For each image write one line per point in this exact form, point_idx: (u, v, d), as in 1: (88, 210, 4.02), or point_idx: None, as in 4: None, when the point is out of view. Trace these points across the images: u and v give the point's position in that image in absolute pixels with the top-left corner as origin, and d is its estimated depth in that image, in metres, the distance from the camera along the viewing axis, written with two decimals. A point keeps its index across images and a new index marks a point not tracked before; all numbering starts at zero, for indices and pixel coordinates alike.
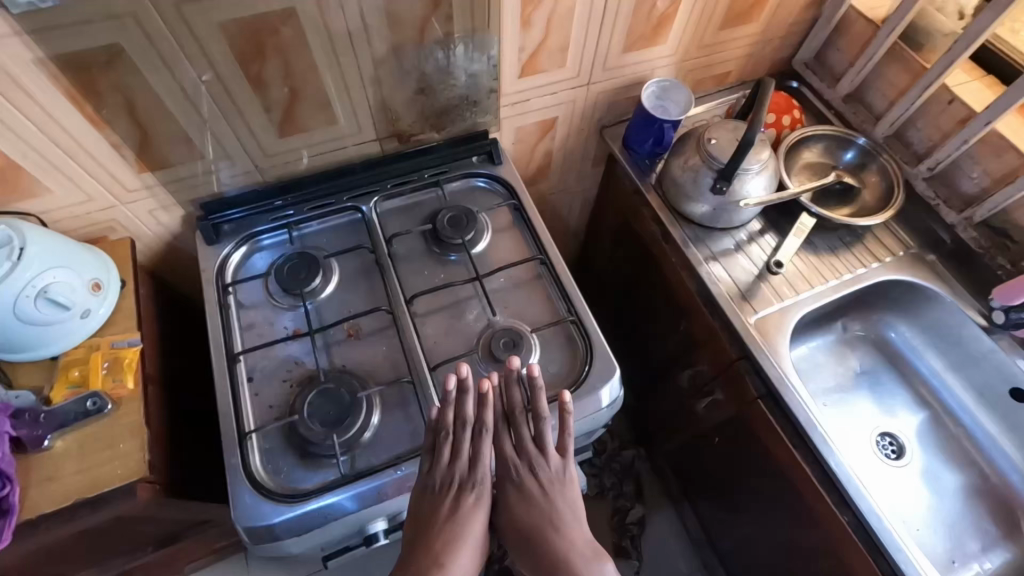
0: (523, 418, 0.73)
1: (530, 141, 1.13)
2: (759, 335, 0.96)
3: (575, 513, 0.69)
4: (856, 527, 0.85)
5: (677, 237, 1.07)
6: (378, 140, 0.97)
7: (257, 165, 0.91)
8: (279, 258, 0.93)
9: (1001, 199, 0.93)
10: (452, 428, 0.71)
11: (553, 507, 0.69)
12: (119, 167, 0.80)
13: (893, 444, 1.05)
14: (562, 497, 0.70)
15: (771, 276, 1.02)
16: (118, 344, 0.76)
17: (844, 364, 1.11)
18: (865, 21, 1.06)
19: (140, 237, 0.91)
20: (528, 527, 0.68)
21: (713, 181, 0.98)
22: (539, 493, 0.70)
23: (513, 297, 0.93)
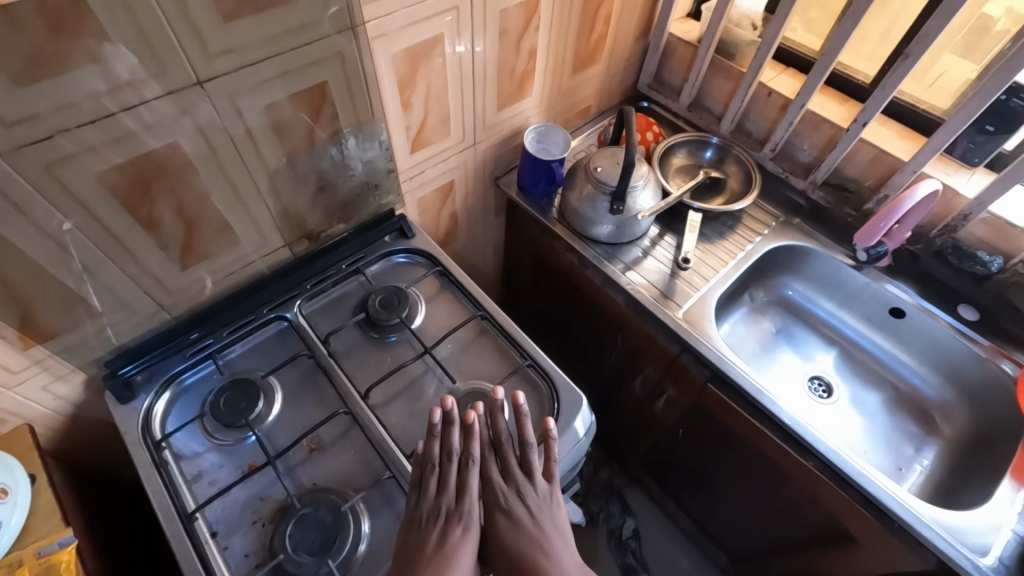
0: (509, 444, 0.76)
1: (434, 208, 1.16)
2: (690, 326, 1.05)
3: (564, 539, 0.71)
4: (822, 468, 0.94)
5: (592, 259, 1.15)
6: (286, 245, 0.95)
7: (161, 305, 0.84)
8: (211, 394, 0.86)
9: (831, 162, 1.12)
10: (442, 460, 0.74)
11: (541, 532, 0.70)
12: (0, 351, 0.71)
13: (822, 384, 1.19)
14: (549, 520, 0.71)
15: (682, 272, 1.13)
16: (45, 549, 0.66)
17: (762, 328, 1.25)
18: (684, 44, 1.24)
19: (36, 419, 0.80)
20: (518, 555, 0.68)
21: (609, 204, 1.08)
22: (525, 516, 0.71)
23: (466, 359, 0.94)
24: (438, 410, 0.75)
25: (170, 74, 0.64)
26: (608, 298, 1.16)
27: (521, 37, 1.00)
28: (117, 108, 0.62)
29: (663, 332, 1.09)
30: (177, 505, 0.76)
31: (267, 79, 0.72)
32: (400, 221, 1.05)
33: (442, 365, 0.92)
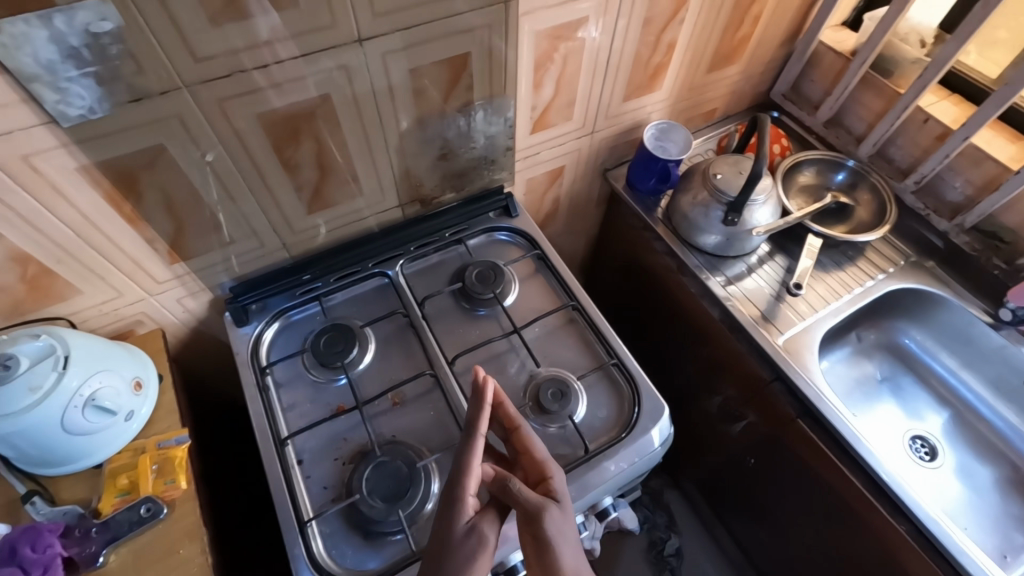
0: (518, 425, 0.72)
1: (540, 190, 1.16)
2: (789, 355, 0.99)
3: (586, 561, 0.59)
4: (915, 534, 0.86)
5: (692, 267, 1.11)
6: (400, 205, 0.98)
7: (283, 243, 0.91)
8: (313, 333, 0.92)
9: (988, 205, 1.00)
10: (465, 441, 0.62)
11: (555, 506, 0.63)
12: (151, 261, 0.79)
13: (925, 446, 1.08)
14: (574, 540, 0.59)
15: (788, 297, 1.06)
16: (165, 443, 0.74)
17: (866, 372, 1.16)
18: (835, 54, 1.14)
19: (167, 326, 0.89)
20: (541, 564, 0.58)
21: (724, 213, 1.03)
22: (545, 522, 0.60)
23: (551, 345, 0.94)
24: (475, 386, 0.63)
25: (307, 34, 0.67)
26: (702, 310, 1.11)
27: (664, 29, 0.96)
28: (248, 67, 0.66)
29: (756, 356, 1.03)
30: (272, 428, 0.82)
31: (418, 44, 0.75)
32: (508, 199, 1.06)
33: (527, 347, 0.92)
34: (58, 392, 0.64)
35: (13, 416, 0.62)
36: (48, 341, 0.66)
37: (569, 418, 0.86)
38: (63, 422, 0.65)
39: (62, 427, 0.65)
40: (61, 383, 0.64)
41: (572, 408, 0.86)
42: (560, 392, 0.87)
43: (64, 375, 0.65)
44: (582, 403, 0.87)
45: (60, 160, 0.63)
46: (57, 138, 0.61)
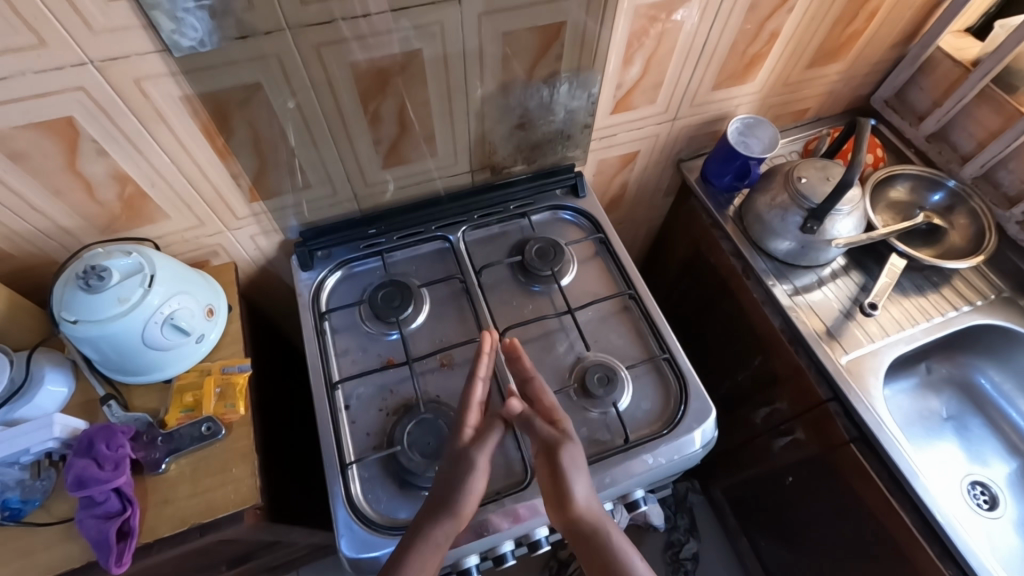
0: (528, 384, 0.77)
1: (610, 173, 1.14)
2: (851, 376, 0.94)
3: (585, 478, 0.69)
4: None
5: (758, 271, 1.07)
6: (470, 171, 0.98)
7: (356, 195, 0.93)
8: (372, 286, 0.94)
9: None
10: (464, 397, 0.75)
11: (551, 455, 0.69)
12: (233, 196, 0.83)
13: (985, 493, 1.01)
14: (565, 453, 0.68)
15: (858, 316, 1.01)
16: (228, 369, 0.78)
17: (929, 407, 1.09)
18: (952, 62, 1.04)
19: (239, 260, 0.94)
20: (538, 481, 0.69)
21: (802, 220, 0.98)
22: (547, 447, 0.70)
23: (603, 330, 0.93)
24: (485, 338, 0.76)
25: None
26: (762, 318, 1.07)
27: (769, 17, 0.91)
28: (340, 15, 0.66)
29: (813, 374, 0.99)
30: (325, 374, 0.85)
31: (514, 7, 0.74)
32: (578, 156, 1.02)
33: (579, 329, 0.92)
34: (141, 307, 0.68)
35: (101, 322, 0.67)
36: (137, 259, 0.71)
37: (612, 406, 0.85)
38: (143, 336, 0.70)
39: (142, 340, 0.70)
40: (145, 299, 0.69)
41: (617, 395, 0.85)
42: (606, 378, 0.86)
43: (148, 293, 0.69)
44: (627, 394, 0.86)
45: (166, 89, 0.66)
46: (167, 67, 0.64)
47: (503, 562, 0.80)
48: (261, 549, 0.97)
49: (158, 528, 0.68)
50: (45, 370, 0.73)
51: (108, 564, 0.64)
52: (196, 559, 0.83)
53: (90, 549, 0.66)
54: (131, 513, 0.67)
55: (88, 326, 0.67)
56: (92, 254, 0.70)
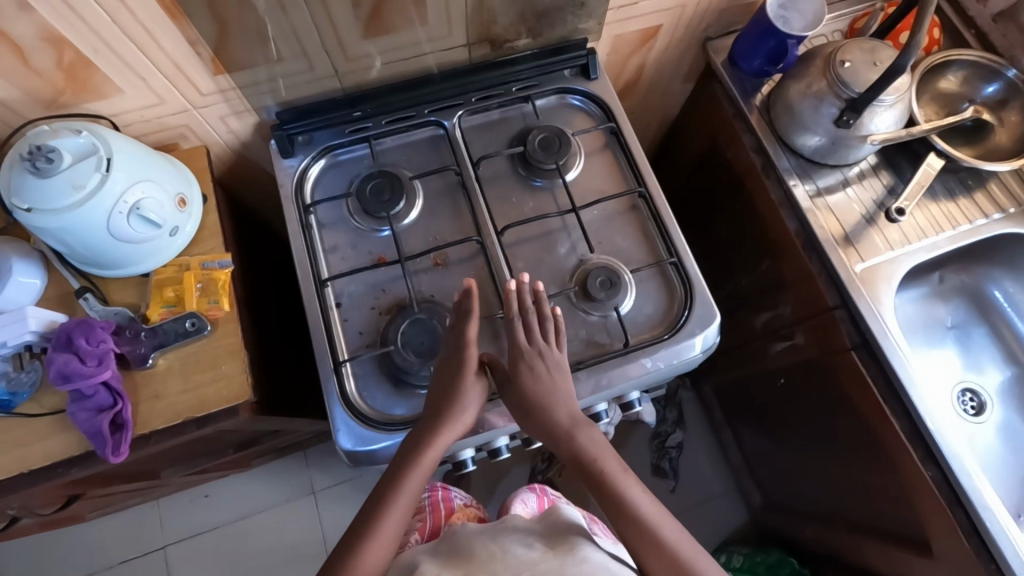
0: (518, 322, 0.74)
1: (627, 52, 1.00)
2: (864, 284, 0.91)
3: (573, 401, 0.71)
4: (940, 481, 0.84)
5: (780, 170, 0.98)
6: (467, 45, 0.86)
7: (336, 71, 0.81)
8: (360, 177, 0.86)
9: None
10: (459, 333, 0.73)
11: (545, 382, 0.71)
12: (193, 68, 0.72)
13: (973, 399, 1.03)
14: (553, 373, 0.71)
15: (880, 222, 0.95)
16: (209, 264, 0.73)
17: (936, 316, 1.06)
18: None
19: (212, 145, 0.85)
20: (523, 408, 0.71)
21: (838, 112, 0.87)
22: (530, 366, 0.72)
23: (608, 231, 0.87)
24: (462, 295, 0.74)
25: None
26: (777, 221, 1.01)
27: None
28: None
29: (824, 282, 0.94)
30: (314, 271, 0.81)
31: None
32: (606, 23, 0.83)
33: (582, 230, 0.86)
34: (101, 195, 0.62)
35: (60, 212, 0.61)
36: (89, 140, 0.63)
37: (613, 310, 0.82)
38: (108, 228, 0.64)
39: (108, 232, 0.64)
40: (104, 187, 0.62)
41: (619, 299, 0.82)
42: (609, 282, 0.82)
43: (106, 179, 0.62)
44: (629, 298, 0.83)
45: None
46: None
47: (498, 456, 0.82)
48: (264, 436, 1.00)
49: (153, 421, 0.68)
50: (11, 260, 0.69)
51: (106, 454, 0.65)
52: (198, 446, 0.85)
53: (86, 440, 0.66)
54: (122, 406, 0.66)
55: (46, 216, 0.61)
56: (37, 132, 0.62)
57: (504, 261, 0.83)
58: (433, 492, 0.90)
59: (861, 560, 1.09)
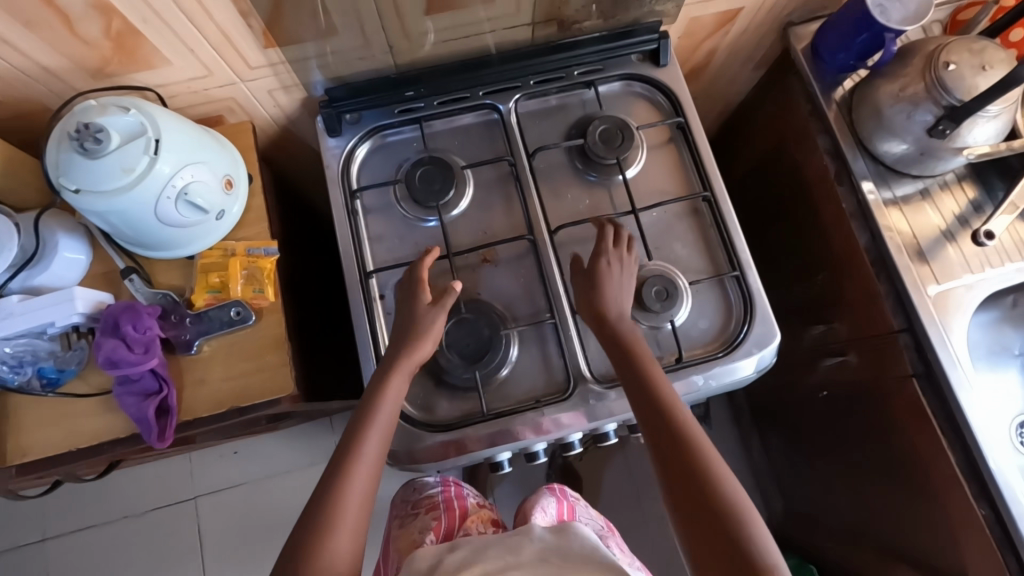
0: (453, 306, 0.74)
1: (699, 36, 0.92)
2: (935, 308, 0.85)
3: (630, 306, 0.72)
4: (993, 522, 0.81)
5: (855, 175, 0.91)
6: (531, 24, 0.79)
7: (391, 48, 0.76)
8: (409, 162, 0.82)
9: None
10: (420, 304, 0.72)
11: (611, 275, 0.72)
12: (243, 40, 0.67)
13: None
14: (620, 272, 0.72)
15: (961, 241, 0.88)
16: (254, 250, 0.71)
17: (1003, 342, 1.00)
18: None
19: (257, 118, 0.81)
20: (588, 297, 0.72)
21: (933, 121, 0.79)
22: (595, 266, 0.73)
23: (666, 236, 0.83)
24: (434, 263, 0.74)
25: None
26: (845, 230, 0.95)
27: None
28: None
29: (888, 299, 0.89)
30: (358, 261, 0.78)
31: None
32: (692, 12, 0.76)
33: (640, 235, 0.81)
34: (149, 180, 0.59)
35: (108, 194, 0.59)
36: (138, 119, 0.59)
37: (666, 322, 0.78)
38: (155, 212, 0.62)
39: (155, 216, 0.62)
40: (152, 171, 0.59)
41: (674, 310, 0.78)
42: (665, 292, 0.78)
43: (155, 163, 0.59)
44: (683, 309, 0.79)
45: None
46: None
47: (535, 461, 0.79)
48: (299, 414, 1.00)
49: (197, 408, 0.68)
50: (58, 236, 0.67)
51: (151, 440, 0.65)
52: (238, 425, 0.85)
53: (132, 423, 0.66)
54: (168, 393, 0.66)
55: (94, 198, 0.59)
56: (84, 107, 0.59)
57: (556, 262, 0.79)
58: (445, 488, 0.81)
59: None
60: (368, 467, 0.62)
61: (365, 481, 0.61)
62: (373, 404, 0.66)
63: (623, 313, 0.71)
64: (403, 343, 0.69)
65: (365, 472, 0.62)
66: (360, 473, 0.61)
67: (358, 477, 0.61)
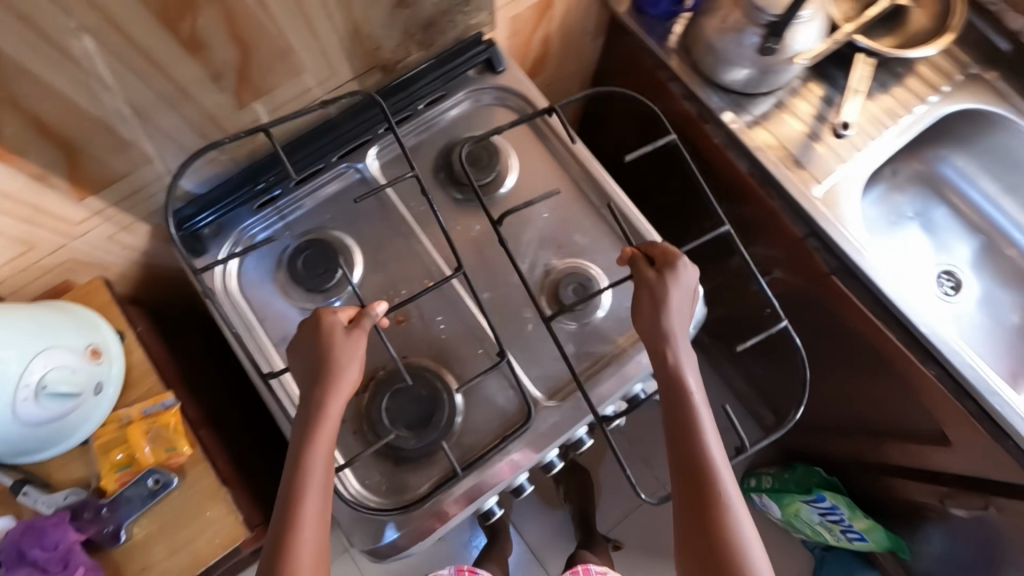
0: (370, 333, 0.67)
1: (526, 30, 0.92)
2: (825, 207, 0.89)
3: (683, 324, 0.68)
4: (944, 378, 0.86)
5: (715, 110, 0.94)
6: (355, 78, 0.76)
7: (220, 149, 0.71)
8: (287, 253, 0.78)
9: None
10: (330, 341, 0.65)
11: (666, 290, 0.67)
12: (53, 202, 0.62)
13: (950, 280, 1.04)
14: (680, 285, 0.68)
15: (825, 137, 0.92)
16: (150, 409, 0.65)
17: (897, 209, 1.06)
18: None
19: (110, 268, 0.75)
20: (647, 312, 0.67)
21: (760, 41, 0.82)
22: (650, 282, 0.68)
23: (564, 232, 0.82)
24: (337, 310, 0.66)
25: None
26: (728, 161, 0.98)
27: None
28: None
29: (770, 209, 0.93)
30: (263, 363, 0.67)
31: None
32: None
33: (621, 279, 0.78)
34: None
35: None
36: None
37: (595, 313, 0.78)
38: (16, 416, 0.56)
39: (17, 420, 0.57)
40: None
41: (596, 301, 0.78)
42: (582, 287, 0.78)
43: None
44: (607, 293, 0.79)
45: None
46: None
47: (521, 492, 0.77)
48: None
49: None
50: None
51: None
52: None
53: None
54: None
55: None
56: None
57: (469, 301, 0.78)
58: None
59: (885, 457, 1.13)
60: (320, 498, 0.60)
61: (319, 503, 0.60)
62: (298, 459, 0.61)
63: (680, 345, 0.67)
64: (321, 383, 0.63)
65: (313, 522, 0.59)
66: (307, 539, 0.58)
67: (309, 504, 0.59)
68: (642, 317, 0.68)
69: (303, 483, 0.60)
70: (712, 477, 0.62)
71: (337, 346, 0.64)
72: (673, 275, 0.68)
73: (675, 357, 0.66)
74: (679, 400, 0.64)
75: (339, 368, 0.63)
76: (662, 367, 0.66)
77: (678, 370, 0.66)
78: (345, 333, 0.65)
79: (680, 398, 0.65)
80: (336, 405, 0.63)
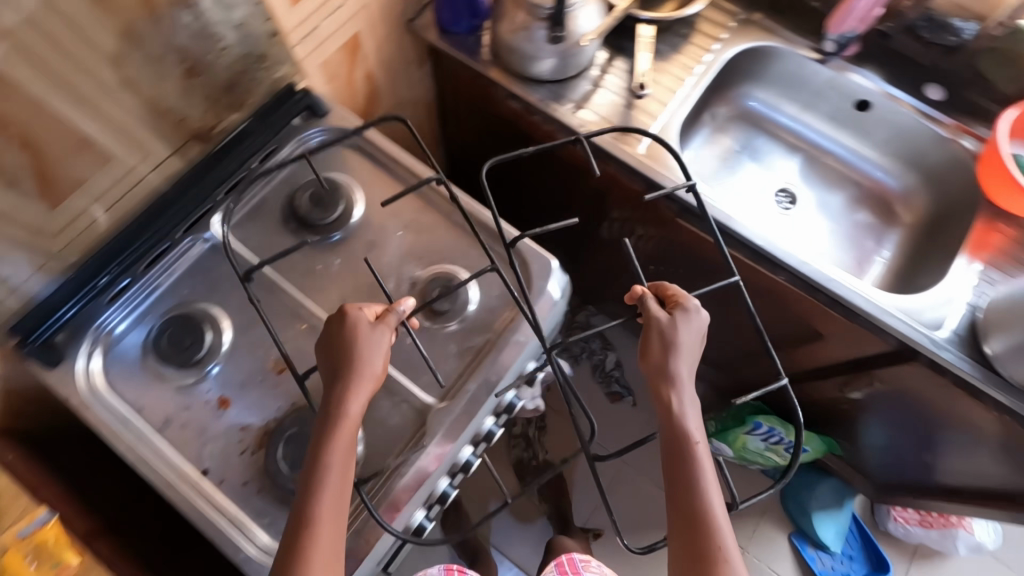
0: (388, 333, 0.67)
1: (342, 73, 0.97)
2: (653, 161, 0.97)
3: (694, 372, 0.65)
4: (792, 279, 0.96)
5: (539, 103, 1.00)
6: (173, 151, 0.79)
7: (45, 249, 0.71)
8: (153, 336, 0.78)
9: None
10: (364, 334, 0.66)
11: (678, 335, 0.64)
12: None
13: (786, 195, 1.17)
14: (691, 331, 0.65)
15: (637, 102, 1.02)
16: (25, 530, 0.63)
17: (724, 147, 1.18)
18: None
19: None
20: (650, 357, 0.65)
21: (547, 31, 0.91)
22: (656, 335, 0.65)
23: (420, 244, 0.85)
24: (353, 305, 0.67)
25: None
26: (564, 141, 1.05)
27: None
28: None
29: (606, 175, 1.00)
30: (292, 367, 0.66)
31: None
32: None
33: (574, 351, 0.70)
34: None
35: None
36: None
37: (467, 308, 0.82)
38: None
39: None
40: None
41: (462, 298, 0.81)
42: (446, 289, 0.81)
43: None
44: (472, 286, 0.83)
45: None
46: None
47: (446, 498, 0.79)
48: None
49: None
50: None
51: None
52: None
53: None
54: None
55: None
56: None
57: None
58: None
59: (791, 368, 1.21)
60: (333, 492, 0.60)
61: (338, 490, 0.60)
62: (321, 455, 0.61)
63: (688, 388, 0.64)
64: (343, 377, 0.64)
65: (327, 520, 0.59)
66: (322, 538, 0.58)
67: (328, 492, 0.59)
68: (643, 359, 0.65)
69: (324, 466, 0.60)
70: (711, 544, 0.58)
71: (361, 340, 0.65)
72: (675, 321, 0.65)
73: (683, 402, 0.63)
74: (683, 458, 0.61)
75: (361, 359, 0.64)
76: (667, 407, 0.63)
77: (683, 425, 0.62)
78: (372, 327, 0.67)
79: (685, 456, 0.61)
80: (360, 397, 0.64)
